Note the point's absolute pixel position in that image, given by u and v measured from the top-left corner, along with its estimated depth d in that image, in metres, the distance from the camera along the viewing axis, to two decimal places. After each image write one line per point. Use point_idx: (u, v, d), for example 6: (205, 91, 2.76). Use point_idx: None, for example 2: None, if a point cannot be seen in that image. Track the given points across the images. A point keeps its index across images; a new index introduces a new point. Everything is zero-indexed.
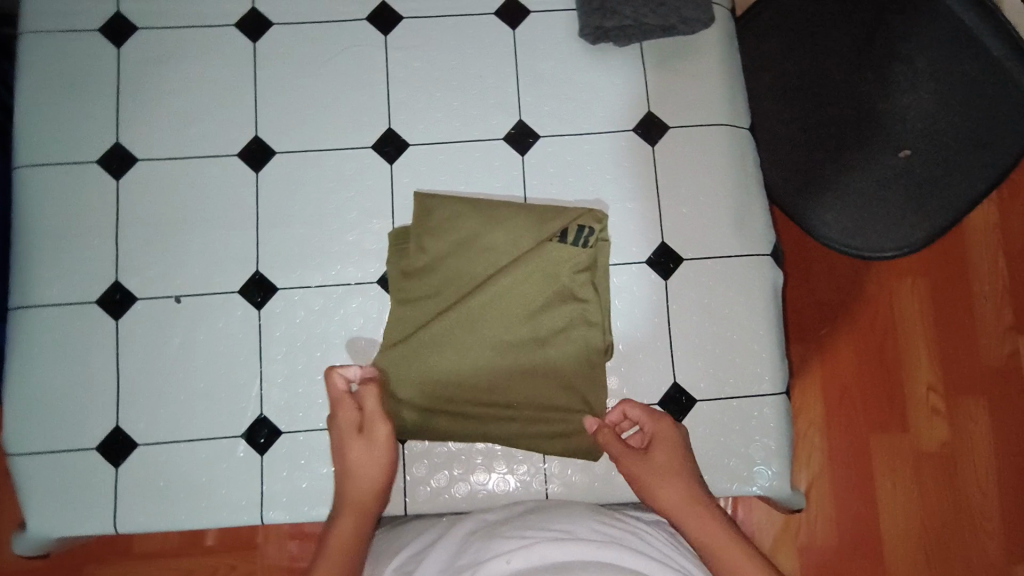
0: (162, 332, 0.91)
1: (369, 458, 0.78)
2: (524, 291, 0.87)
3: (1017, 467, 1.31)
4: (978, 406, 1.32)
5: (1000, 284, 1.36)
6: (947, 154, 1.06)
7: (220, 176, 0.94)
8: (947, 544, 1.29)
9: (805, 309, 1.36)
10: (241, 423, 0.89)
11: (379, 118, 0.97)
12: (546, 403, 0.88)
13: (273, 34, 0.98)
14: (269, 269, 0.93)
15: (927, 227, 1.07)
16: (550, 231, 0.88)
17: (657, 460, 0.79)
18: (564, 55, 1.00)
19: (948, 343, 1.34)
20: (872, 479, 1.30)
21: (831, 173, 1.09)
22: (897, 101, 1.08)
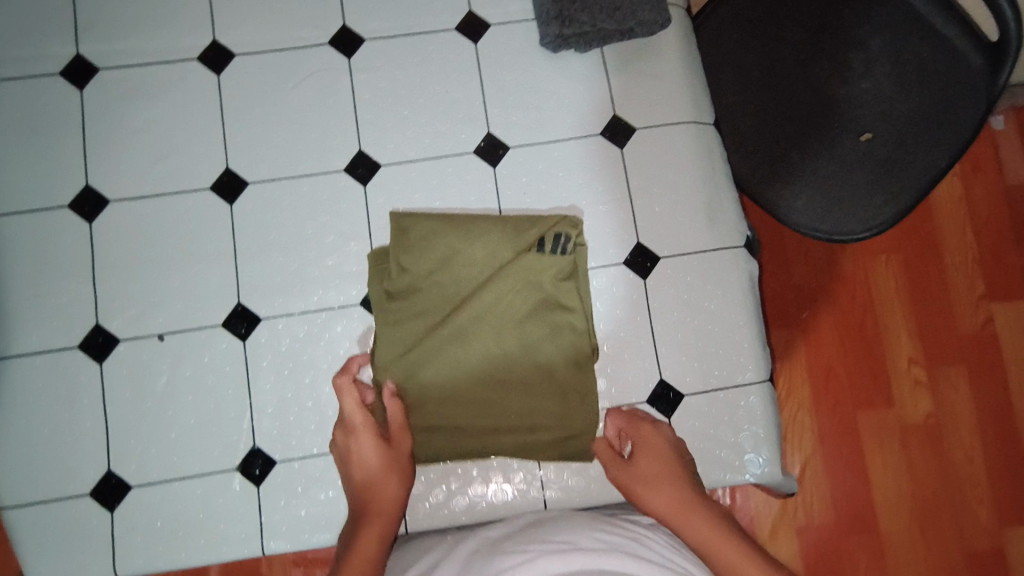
0: (147, 372, 0.90)
1: (392, 468, 0.77)
2: (507, 305, 0.89)
3: (997, 430, 1.35)
4: (957, 375, 1.36)
5: (970, 255, 1.40)
6: (915, 130, 0.93)
7: (194, 210, 0.94)
8: (939, 512, 1.32)
9: (786, 295, 1.37)
10: (235, 456, 0.89)
11: (349, 141, 0.98)
12: (539, 412, 0.90)
13: (237, 65, 0.98)
14: (251, 300, 0.93)
15: (891, 207, 0.95)
16: (527, 242, 0.90)
17: (643, 468, 0.79)
18: (528, 64, 1.02)
19: (925, 315, 1.38)
20: (863, 456, 1.33)
21: (798, 160, 0.99)
22: (855, 85, 0.96)
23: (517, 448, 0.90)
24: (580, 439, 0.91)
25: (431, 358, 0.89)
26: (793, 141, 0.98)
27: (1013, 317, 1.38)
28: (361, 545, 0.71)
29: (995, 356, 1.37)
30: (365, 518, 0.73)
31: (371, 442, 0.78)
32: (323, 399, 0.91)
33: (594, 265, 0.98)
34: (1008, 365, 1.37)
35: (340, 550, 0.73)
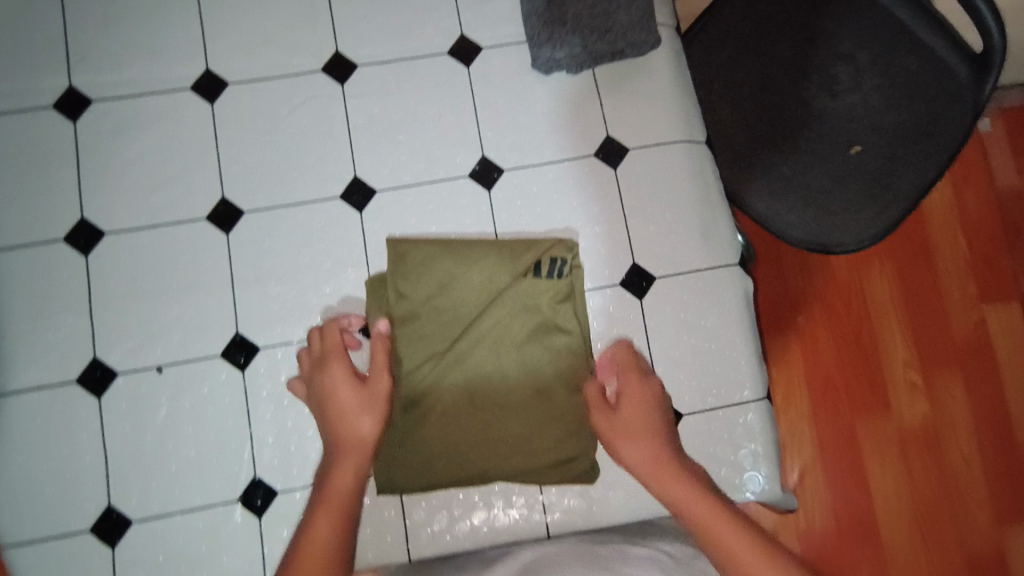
0: (146, 404, 0.90)
1: (367, 408, 0.78)
2: (505, 330, 0.90)
3: (994, 432, 1.36)
4: (954, 378, 1.37)
5: (964, 258, 1.41)
6: (900, 143, 1.01)
7: (190, 240, 0.94)
8: (938, 514, 1.33)
9: (783, 305, 1.39)
10: (236, 488, 0.89)
11: (344, 167, 0.98)
12: (538, 437, 0.91)
13: (230, 93, 0.98)
14: (250, 329, 0.93)
15: (883, 218, 1.01)
16: (523, 266, 0.91)
17: (623, 413, 0.80)
18: (520, 87, 1.02)
19: (919, 320, 1.38)
20: (861, 462, 1.34)
21: (790, 173, 1.04)
22: (844, 99, 1.04)
23: (517, 474, 0.90)
24: (578, 463, 0.91)
25: (435, 386, 0.90)
26: (788, 153, 1.04)
27: (1007, 322, 1.39)
28: (336, 484, 0.72)
29: (990, 361, 1.38)
30: (341, 457, 0.74)
31: (348, 384, 0.80)
32: None
33: (590, 286, 0.98)
34: (1003, 369, 1.37)
35: (315, 485, 0.74)
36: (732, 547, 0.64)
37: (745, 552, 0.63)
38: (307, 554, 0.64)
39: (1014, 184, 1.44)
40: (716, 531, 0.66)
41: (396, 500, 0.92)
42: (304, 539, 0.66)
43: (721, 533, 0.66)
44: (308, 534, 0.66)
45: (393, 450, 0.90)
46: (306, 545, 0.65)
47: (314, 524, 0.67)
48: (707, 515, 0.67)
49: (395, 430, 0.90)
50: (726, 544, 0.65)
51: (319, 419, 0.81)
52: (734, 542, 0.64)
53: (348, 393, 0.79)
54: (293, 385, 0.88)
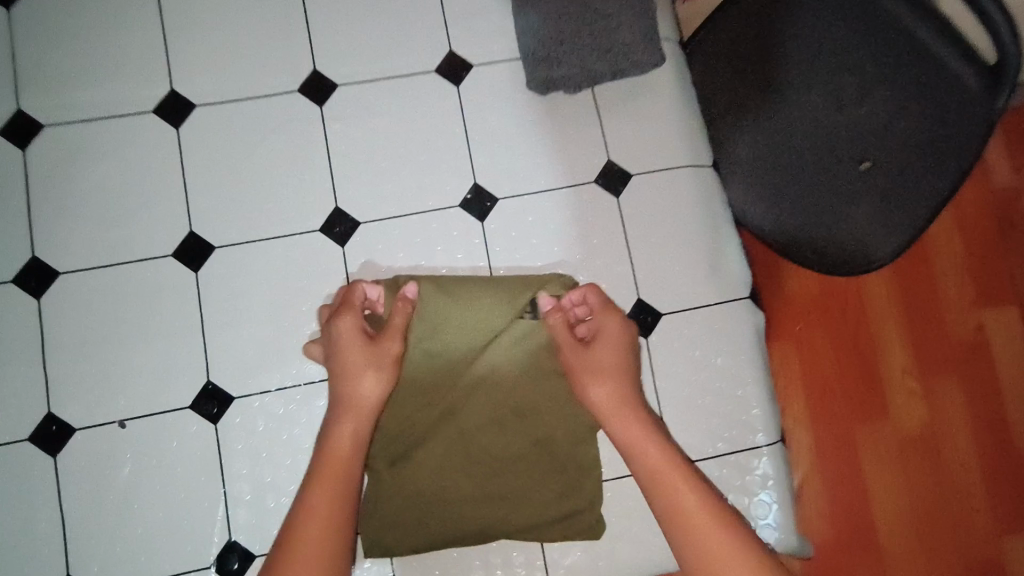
0: (108, 462, 0.82)
1: (376, 367, 0.74)
2: (502, 381, 0.84)
3: (999, 441, 1.21)
4: (954, 385, 1.22)
5: (960, 261, 1.27)
6: (912, 154, 0.83)
7: (155, 281, 0.86)
8: (943, 532, 1.18)
9: (778, 314, 1.23)
10: (210, 550, 0.82)
11: (325, 197, 0.90)
12: (538, 489, 0.85)
13: (198, 117, 0.90)
14: (222, 378, 0.85)
15: (894, 241, 0.86)
16: (521, 309, 0.84)
17: (601, 361, 0.77)
18: (514, 108, 0.95)
19: (917, 324, 1.24)
20: (860, 474, 1.19)
21: (798, 190, 0.92)
22: (852, 111, 0.88)
23: (522, 530, 0.85)
24: (586, 515, 0.86)
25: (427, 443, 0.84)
26: (794, 171, 0.92)
27: (1009, 326, 1.25)
28: (332, 452, 0.70)
29: (993, 368, 1.23)
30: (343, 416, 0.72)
31: (357, 338, 0.75)
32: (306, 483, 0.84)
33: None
34: (1008, 375, 1.23)
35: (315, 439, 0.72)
36: (695, 517, 0.66)
37: (707, 527, 0.65)
38: (306, 521, 0.64)
39: (1010, 183, 1.30)
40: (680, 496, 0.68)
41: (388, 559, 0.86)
42: (306, 507, 0.65)
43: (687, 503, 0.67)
44: (307, 504, 0.65)
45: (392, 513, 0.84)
46: (304, 513, 0.65)
47: (312, 494, 0.66)
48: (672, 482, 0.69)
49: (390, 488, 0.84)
50: (690, 513, 0.67)
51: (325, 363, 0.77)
52: (698, 512, 0.66)
53: (357, 345, 0.74)
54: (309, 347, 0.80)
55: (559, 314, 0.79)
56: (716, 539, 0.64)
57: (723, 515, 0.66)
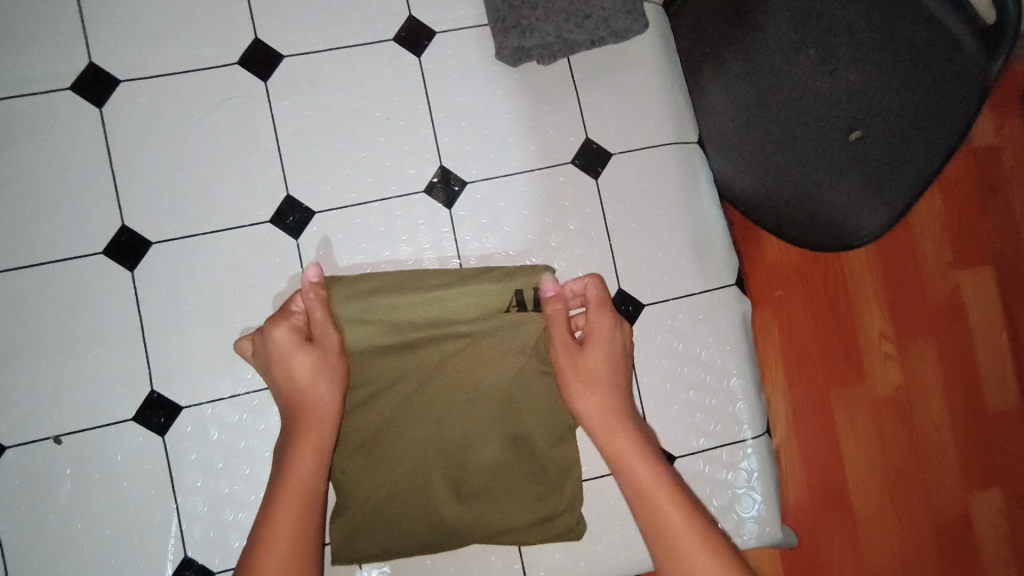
0: (45, 479, 0.75)
1: (322, 371, 0.70)
2: (476, 377, 0.76)
3: (970, 399, 1.12)
4: (929, 346, 1.12)
5: (939, 221, 1.15)
6: (918, 129, 0.70)
7: (88, 281, 0.78)
8: (912, 494, 1.09)
9: (754, 276, 1.09)
10: (164, 569, 0.76)
11: (274, 183, 0.82)
12: (522, 492, 0.78)
13: (123, 94, 0.81)
14: (168, 385, 0.78)
15: (880, 216, 0.77)
16: (508, 299, 0.76)
17: (588, 361, 0.72)
18: (481, 81, 0.87)
19: (894, 283, 1.13)
20: (836, 443, 1.08)
21: (783, 163, 0.83)
22: (844, 77, 0.76)
23: (490, 536, 0.78)
24: (563, 519, 0.80)
25: (379, 443, 0.75)
26: (778, 144, 0.82)
27: (986, 286, 1.15)
28: (296, 472, 0.67)
29: (967, 329, 1.13)
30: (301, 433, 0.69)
31: (297, 343, 0.71)
32: None
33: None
34: (982, 338, 1.13)
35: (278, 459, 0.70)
36: (676, 536, 0.62)
37: (686, 547, 0.61)
38: (271, 549, 0.62)
39: (991, 140, 1.17)
40: (662, 513, 0.63)
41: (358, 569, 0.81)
42: (267, 533, 0.63)
43: (669, 522, 0.62)
44: (269, 531, 0.64)
45: (345, 515, 0.76)
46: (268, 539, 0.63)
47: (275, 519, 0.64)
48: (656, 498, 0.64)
49: (340, 490, 0.76)
50: (671, 532, 0.62)
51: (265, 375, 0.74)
52: (678, 531, 0.62)
53: (302, 357, 0.71)
54: (239, 343, 0.75)
55: (561, 304, 0.72)
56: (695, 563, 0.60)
57: (708, 537, 0.61)
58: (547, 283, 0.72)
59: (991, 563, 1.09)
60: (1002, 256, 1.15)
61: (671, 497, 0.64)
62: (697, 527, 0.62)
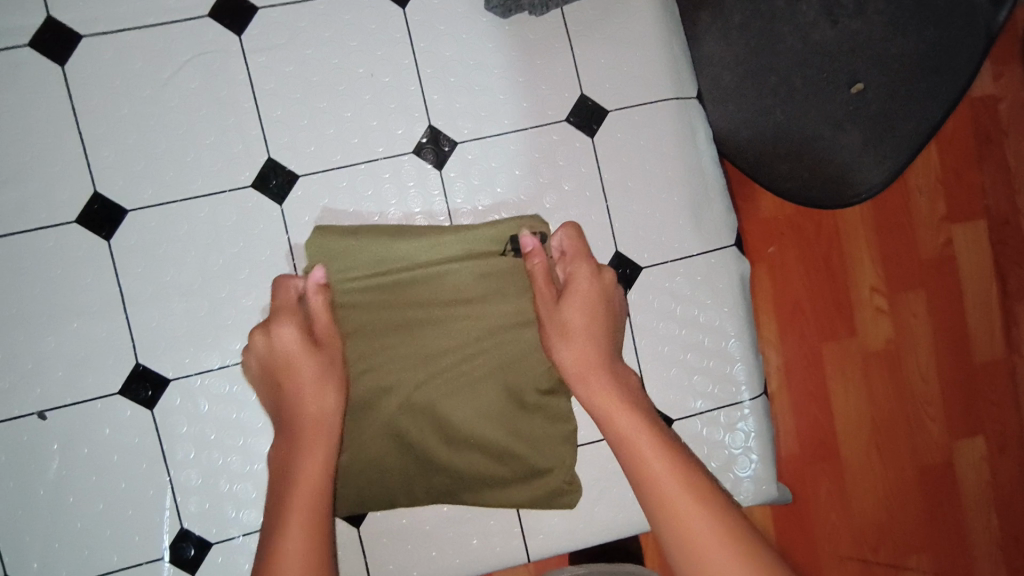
0: (32, 454, 0.74)
1: (326, 382, 0.64)
2: (468, 327, 0.74)
3: (956, 351, 1.12)
4: (919, 299, 1.11)
5: (935, 173, 1.13)
6: (913, 78, 0.66)
7: (62, 251, 0.75)
8: (896, 444, 1.10)
9: (749, 232, 1.07)
10: (161, 541, 0.75)
11: (254, 146, 0.78)
12: (510, 453, 0.76)
13: (86, 50, 0.76)
14: (153, 358, 0.76)
15: (882, 169, 0.71)
16: (503, 244, 0.77)
17: (576, 324, 0.66)
18: (469, 34, 0.82)
19: (887, 237, 1.11)
20: (825, 395, 1.08)
21: (784, 120, 0.79)
22: (846, 27, 0.72)
23: (479, 497, 0.78)
24: (554, 477, 0.78)
25: (359, 403, 0.71)
26: (777, 95, 0.78)
27: (978, 238, 1.13)
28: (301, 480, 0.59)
29: (956, 281, 1.12)
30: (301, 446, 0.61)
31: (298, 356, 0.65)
32: (262, 465, 0.77)
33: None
34: (972, 290, 1.13)
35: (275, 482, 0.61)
36: (664, 487, 0.53)
37: (675, 495, 0.52)
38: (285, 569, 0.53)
39: (990, 91, 1.14)
40: (647, 465, 0.55)
41: (354, 534, 0.80)
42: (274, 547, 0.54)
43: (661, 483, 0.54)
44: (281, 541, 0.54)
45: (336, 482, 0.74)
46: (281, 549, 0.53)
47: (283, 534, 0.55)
48: (639, 447, 0.56)
49: None
50: (658, 483, 0.54)
51: (256, 385, 0.69)
52: (667, 482, 0.53)
53: (308, 360, 0.65)
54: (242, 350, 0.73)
55: (541, 258, 0.68)
56: (688, 509, 0.51)
57: (699, 484, 0.53)
58: (525, 238, 0.68)
59: (971, 511, 1.11)
60: (994, 208, 1.14)
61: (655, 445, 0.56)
62: (688, 485, 0.53)
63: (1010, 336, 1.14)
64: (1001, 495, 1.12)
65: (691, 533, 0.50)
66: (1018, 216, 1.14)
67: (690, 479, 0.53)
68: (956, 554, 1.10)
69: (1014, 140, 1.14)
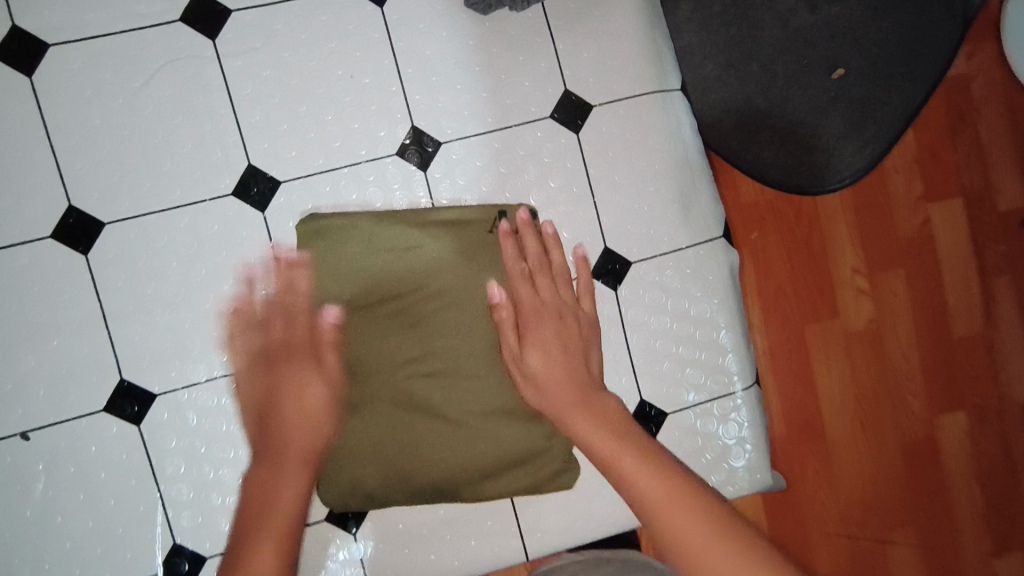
0: (17, 476, 0.72)
1: (324, 417, 0.66)
2: (458, 315, 0.76)
3: (937, 327, 1.14)
4: (899, 279, 1.13)
5: (910, 154, 1.14)
6: (887, 63, 0.88)
7: (38, 267, 0.73)
8: (880, 421, 1.11)
9: (732, 218, 1.07)
10: (154, 558, 0.74)
11: (232, 152, 0.76)
12: (500, 443, 0.76)
13: (53, 58, 0.73)
14: (139, 374, 0.74)
15: (867, 150, 0.89)
16: (488, 221, 0.79)
17: (533, 369, 0.65)
18: (449, 31, 0.81)
19: (867, 219, 1.12)
20: (811, 377, 1.09)
21: (765, 105, 0.87)
22: (824, 12, 0.88)
23: (477, 488, 0.78)
24: (552, 458, 0.79)
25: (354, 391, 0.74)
26: (761, 83, 0.87)
27: (955, 217, 1.15)
28: (275, 507, 0.57)
29: (936, 260, 1.14)
30: (279, 472, 0.61)
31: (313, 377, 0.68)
32: None
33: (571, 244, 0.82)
34: (950, 268, 1.14)
35: (250, 497, 0.60)
36: (648, 492, 0.52)
37: (629, 464, 0.54)
38: None
39: (964, 71, 1.15)
40: (624, 469, 0.54)
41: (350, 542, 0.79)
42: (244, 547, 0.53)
43: (641, 482, 0.52)
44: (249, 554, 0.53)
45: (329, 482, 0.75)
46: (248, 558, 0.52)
47: (255, 539, 0.54)
48: (619, 458, 0.55)
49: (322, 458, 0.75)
50: (642, 489, 0.52)
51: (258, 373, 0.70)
52: (648, 482, 0.52)
53: (312, 391, 0.67)
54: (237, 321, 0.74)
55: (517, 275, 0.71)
56: (670, 506, 0.50)
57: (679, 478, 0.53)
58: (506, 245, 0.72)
59: (955, 483, 1.14)
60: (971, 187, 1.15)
61: (634, 453, 0.55)
62: (672, 480, 0.52)
63: (989, 312, 1.16)
64: (983, 466, 1.15)
65: (682, 538, 0.48)
66: (994, 193, 1.16)
67: (669, 475, 0.53)
68: (943, 527, 1.13)
69: (989, 119, 1.16)
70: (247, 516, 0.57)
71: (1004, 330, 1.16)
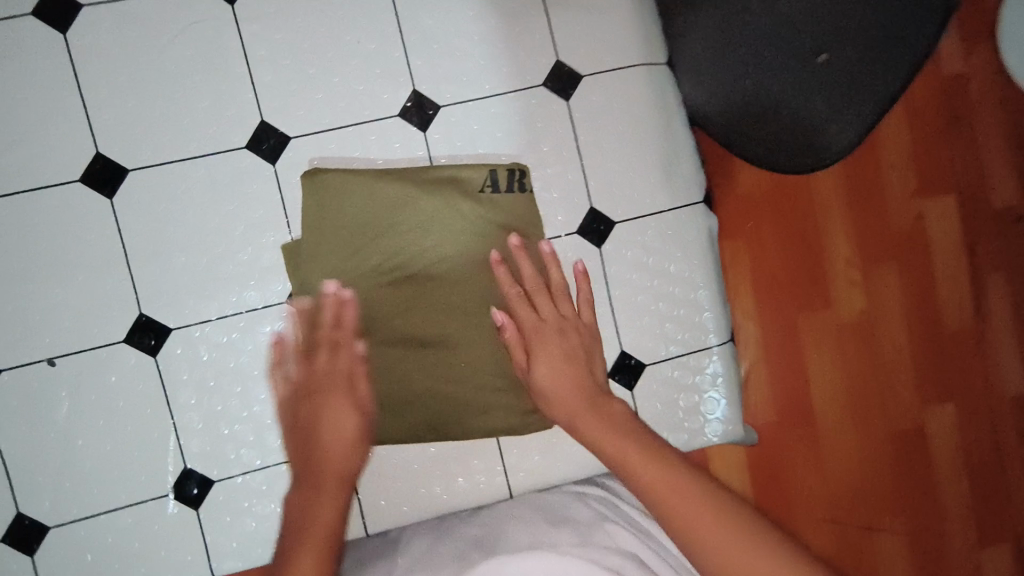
0: (42, 398, 0.79)
1: (355, 438, 0.72)
2: (450, 266, 0.84)
3: (926, 318, 1.19)
4: (891, 271, 1.17)
5: (905, 150, 1.19)
6: None
7: (66, 208, 0.79)
8: (869, 407, 1.17)
9: (725, 202, 1.12)
10: (166, 480, 0.80)
11: (246, 108, 0.82)
12: (484, 382, 0.84)
13: (85, 17, 0.80)
14: (156, 310, 0.81)
15: None
16: (480, 180, 0.86)
17: (539, 380, 0.74)
18: (450, 3, 0.87)
19: (861, 211, 1.16)
20: (802, 361, 1.14)
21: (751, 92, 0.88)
22: None
23: (463, 427, 0.84)
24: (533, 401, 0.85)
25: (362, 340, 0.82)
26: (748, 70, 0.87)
27: (948, 213, 1.20)
28: (314, 522, 0.64)
29: (928, 253, 1.19)
30: (316, 488, 0.67)
31: (338, 406, 0.74)
32: (259, 407, 0.82)
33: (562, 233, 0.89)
34: (942, 262, 1.19)
35: (290, 515, 0.67)
36: (653, 483, 0.60)
37: (636, 459, 0.63)
38: None
39: (960, 70, 1.20)
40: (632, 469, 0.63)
41: None
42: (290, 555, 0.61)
43: (647, 477, 0.61)
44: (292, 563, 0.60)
45: None
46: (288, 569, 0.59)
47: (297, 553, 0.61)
48: (628, 454, 0.64)
49: None
50: (649, 482, 0.61)
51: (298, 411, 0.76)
52: (652, 473, 0.61)
53: (335, 412, 0.73)
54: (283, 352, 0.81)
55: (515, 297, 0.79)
56: (677, 498, 0.59)
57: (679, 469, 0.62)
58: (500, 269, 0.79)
59: (941, 469, 1.19)
60: (964, 183, 1.20)
61: (640, 450, 0.64)
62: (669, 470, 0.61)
63: (979, 307, 1.21)
64: (968, 453, 1.20)
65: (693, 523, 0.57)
66: (986, 189, 1.21)
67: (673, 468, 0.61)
68: (928, 511, 1.18)
69: (982, 116, 1.21)
70: (293, 530, 0.64)
71: (994, 324, 1.21)
